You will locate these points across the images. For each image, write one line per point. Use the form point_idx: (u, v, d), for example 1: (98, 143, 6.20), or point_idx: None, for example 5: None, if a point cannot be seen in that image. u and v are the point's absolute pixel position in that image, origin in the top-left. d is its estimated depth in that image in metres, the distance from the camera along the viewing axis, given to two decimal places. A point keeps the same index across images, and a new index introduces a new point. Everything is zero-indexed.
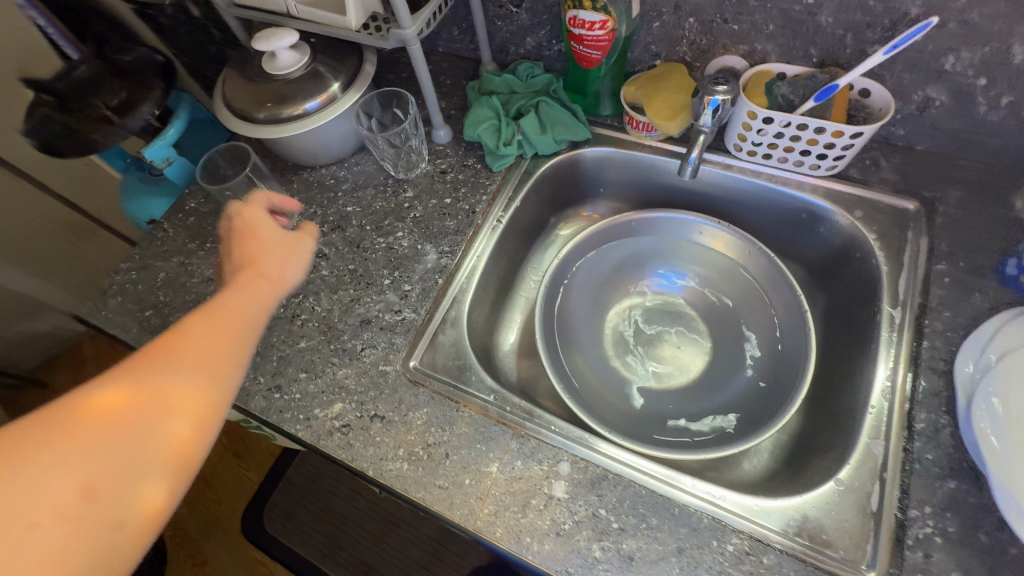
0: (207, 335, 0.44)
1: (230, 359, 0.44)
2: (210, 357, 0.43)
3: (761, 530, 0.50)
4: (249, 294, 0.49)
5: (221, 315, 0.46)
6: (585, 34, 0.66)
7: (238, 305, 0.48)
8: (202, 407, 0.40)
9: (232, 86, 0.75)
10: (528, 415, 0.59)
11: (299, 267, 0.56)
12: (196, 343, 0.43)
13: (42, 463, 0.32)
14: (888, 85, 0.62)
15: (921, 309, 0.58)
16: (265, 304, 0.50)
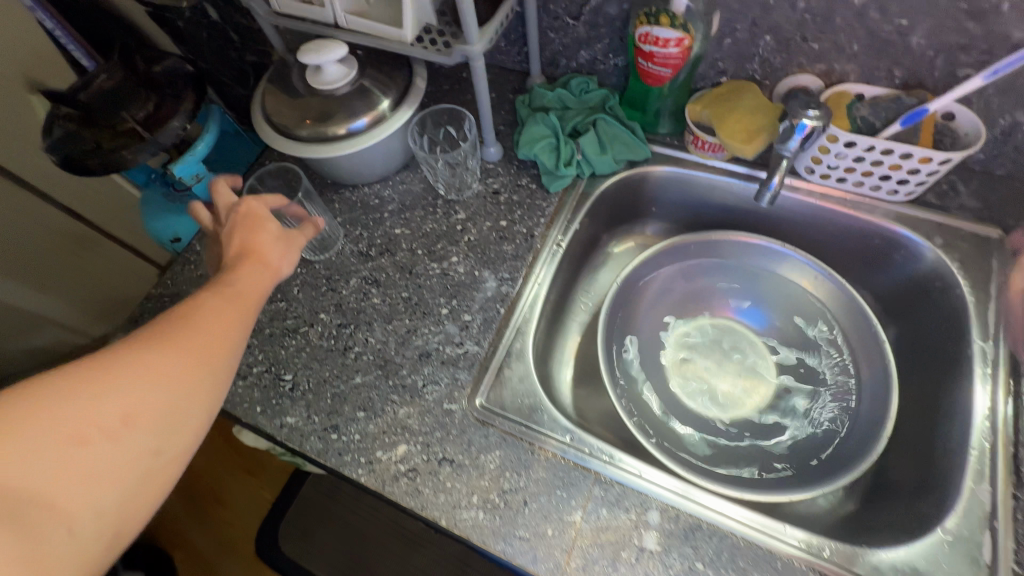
0: (219, 301, 0.46)
1: (239, 325, 0.46)
2: (225, 320, 0.45)
3: (788, 549, 0.50)
4: (255, 269, 0.51)
5: (232, 286, 0.48)
6: (657, 51, 0.62)
7: (244, 279, 0.49)
8: (210, 372, 0.42)
9: (273, 101, 0.70)
10: (603, 451, 0.56)
11: (295, 251, 0.56)
12: (208, 306, 0.45)
13: (71, 398, 0.35)
14: (974, 109, 0.59)
15: (1015, 344, 0.57)
16: (269, 281, 0.51)
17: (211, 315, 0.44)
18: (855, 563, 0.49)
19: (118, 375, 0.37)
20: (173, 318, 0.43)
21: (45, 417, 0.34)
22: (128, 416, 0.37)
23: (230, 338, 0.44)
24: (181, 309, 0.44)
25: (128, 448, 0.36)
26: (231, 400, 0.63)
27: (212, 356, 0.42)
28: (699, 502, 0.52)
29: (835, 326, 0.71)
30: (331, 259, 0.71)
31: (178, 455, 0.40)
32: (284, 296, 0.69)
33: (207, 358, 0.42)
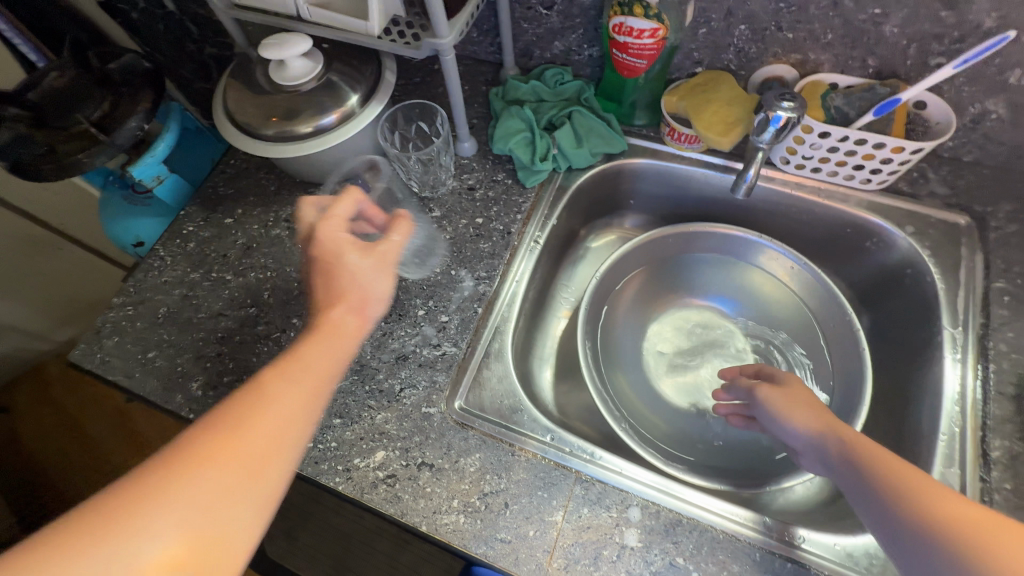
0: (284, 385, 0.42)
1: (304, 414, 0.42)
2: (289, 409, 0.41)
3: (734, 527, 0.51)
4: (325, 336, 0.46)
5: (299, 362, 0.44)
6: (631, 42, 0.61)
7: (314, 352, 0.45)
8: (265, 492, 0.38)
9: (237, 98, 0.67)
10: (584, 450, 0.56)
11: (381, 303, 0.51)
12: (272, 391, 0.41)
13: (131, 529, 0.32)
14: (946, 97, 0.59)
15: (983, 329, 0.57)
16: (345, 350, 0.47)
17: (275, 403, 0.40)
18: (784, 532, 0.50)
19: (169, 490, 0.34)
20: (236, 408, 0.39)
21: (103, 542, 0.31)
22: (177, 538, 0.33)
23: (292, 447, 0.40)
24: (245, 395, 0.40)
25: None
26: (203, 411, 0.61)
27: (269, 458, 0.39)
28: (677, 496, 0.53)
29: (811, 320, 0.71)
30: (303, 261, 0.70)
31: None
32: (254, 302, 0.67)
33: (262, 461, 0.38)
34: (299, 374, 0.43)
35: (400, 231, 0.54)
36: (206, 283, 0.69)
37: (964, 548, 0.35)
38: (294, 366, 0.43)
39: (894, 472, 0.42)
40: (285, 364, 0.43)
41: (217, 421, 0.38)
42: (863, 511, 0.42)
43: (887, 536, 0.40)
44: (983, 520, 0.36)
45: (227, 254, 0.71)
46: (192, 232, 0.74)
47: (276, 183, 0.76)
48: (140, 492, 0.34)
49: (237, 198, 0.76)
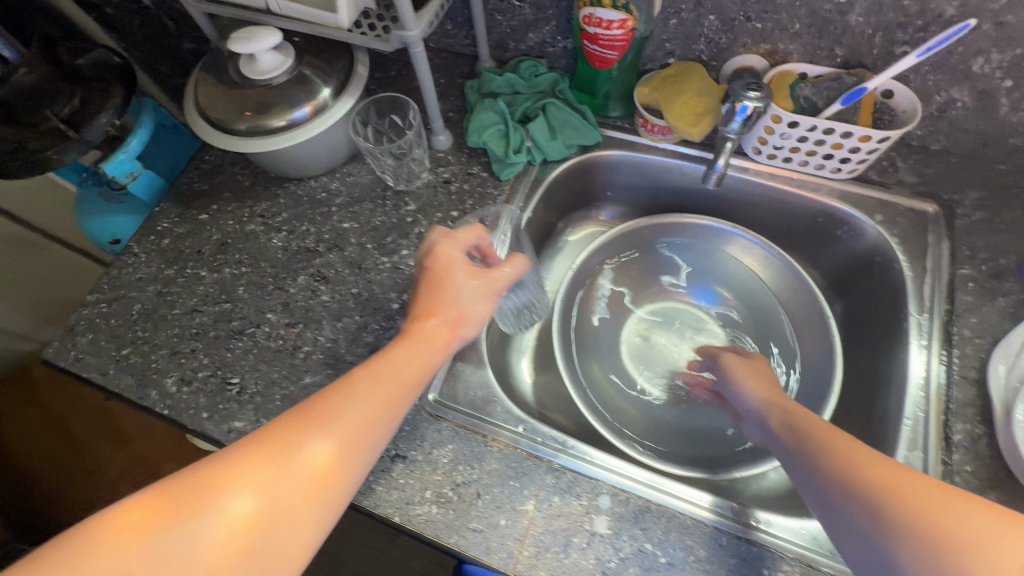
0: (369, 385, 0.45)
1: (385, 413, 0.45)
2: (371, 406, 0.44)
3: (701, 513, 0.52)
4: (417, 343, 0.50)
5: (386, 364, 0.48)
6: (601, 34, 0.61)
7: (404, 357, 0.49)
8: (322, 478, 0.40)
9: (208, 94, 0.67)
10: (564, 443, 0.56)
11: (477, 317, 0.54)
12: (357, 387, 0.45)
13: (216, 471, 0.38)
14: (912, 86, 0.60)
15: (948, 315, 0.58)
16: (432, 357, 0.51)
17: (358, 399, 0.44)
18: (744, 514, 0.51)
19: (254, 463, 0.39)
20: (322, 399, 0.44)
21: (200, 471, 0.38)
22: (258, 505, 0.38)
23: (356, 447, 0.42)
24: (333, 388, 0.45)
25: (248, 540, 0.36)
26: (178, 407, 0.61)
27: (347, 449, 0.42)
28: (646, 483, 0.53)
29: (784, 309, 0.72)
30: (278, 256, 0.69)
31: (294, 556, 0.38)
32: (229, 298, 0.67)
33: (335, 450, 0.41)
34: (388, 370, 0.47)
35: (514, 266, 0.56)
36: (181, 280, 0.69)
37: (874, 501, 0.40)
38: (381, 367, 0.47)
39: (819, 435, 0.47)
40: (375, 365, 0.47)
41: (304, 408, 0.43)
42: (794, 472, 0.47)
43: (812, 492, 0.45)
44: (892, 471, 0.41)
45: (202, 250, 0.71)
46: (167, 229, 0.74)
47: (251, 178, 0.76)
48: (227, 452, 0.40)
49: (212, 193, 0.75)
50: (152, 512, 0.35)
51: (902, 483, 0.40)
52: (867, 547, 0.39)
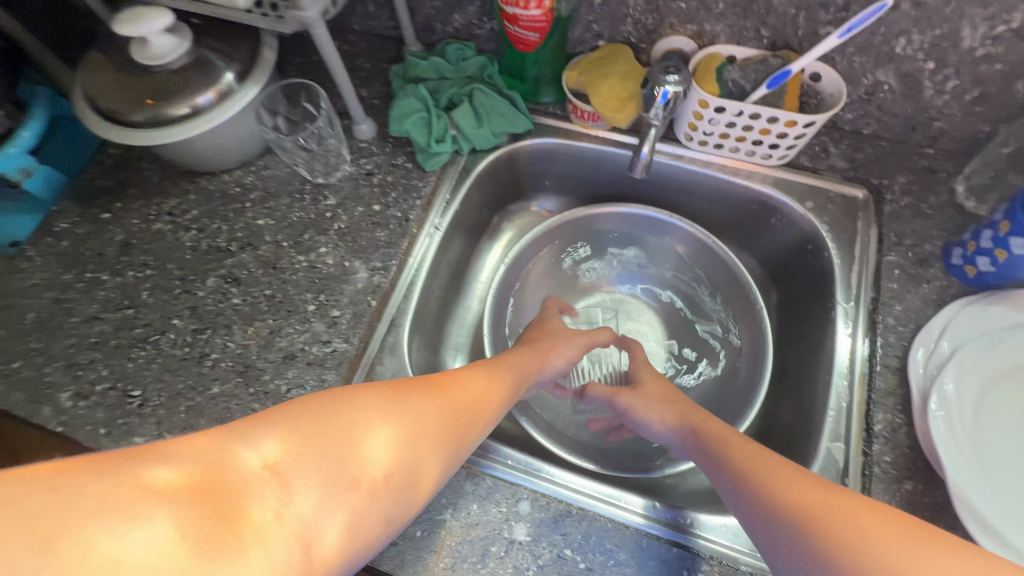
0: (486, 378, 0.52)
1: (491, 403, 0.50)
2: (484, 392, 0.50)
3: (624, 516, 0.50)
4: (524, 353, 0.59)
5: (502, 364, 0.56)
6: (520, 14, 0.57)
7: (508, 364, 0.56)
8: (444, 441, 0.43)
9: (97, 81, 0.61)
10: (534, 466, 0.53)
11: (568, 355, 0.64)
12: (478, 376, 0.51)
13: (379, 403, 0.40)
14: (839, 69, 0.59)
15: (873, 303, 0.57)
16: (533, 369, 0.59)
17: (478, 386, 0.50)
18: (669, 515, 0.50)
19: (395, 399, 0.41)
20: (450, 374, 0.49)
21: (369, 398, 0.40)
22: (394, 443, 0.39)
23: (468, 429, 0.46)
24: (458, 371, 0.50)
25: (372, 470, 0.36)
26: (74, 424, 0.56)
27: (458, 419, 0.45)
28: (568, 486, 0.52)
29: (720, 299, 0.71)
30: (186, 257, 0.65)
31: (392, 510, 0.38)
32: (132, 303, 0.62)
33: (456, 419, 0.45)
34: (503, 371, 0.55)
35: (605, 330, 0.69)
36: (80, 285, 0.64)
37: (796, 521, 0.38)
38: (496, 367, 0.55)
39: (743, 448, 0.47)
40: (491, 365, 0.55)
41: (437, 376, 0.48)
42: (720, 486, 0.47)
43: (739, 506, 0.44)
44: (814, 484, 0.40)
45: (104, 252, 0.66)
46: (66, 229, 0.68)
47: (159, 174, 0.71)
48: (394, 391, 0.43)
49: (117, 191, 0.70)
50: (308, 410, 0.37)
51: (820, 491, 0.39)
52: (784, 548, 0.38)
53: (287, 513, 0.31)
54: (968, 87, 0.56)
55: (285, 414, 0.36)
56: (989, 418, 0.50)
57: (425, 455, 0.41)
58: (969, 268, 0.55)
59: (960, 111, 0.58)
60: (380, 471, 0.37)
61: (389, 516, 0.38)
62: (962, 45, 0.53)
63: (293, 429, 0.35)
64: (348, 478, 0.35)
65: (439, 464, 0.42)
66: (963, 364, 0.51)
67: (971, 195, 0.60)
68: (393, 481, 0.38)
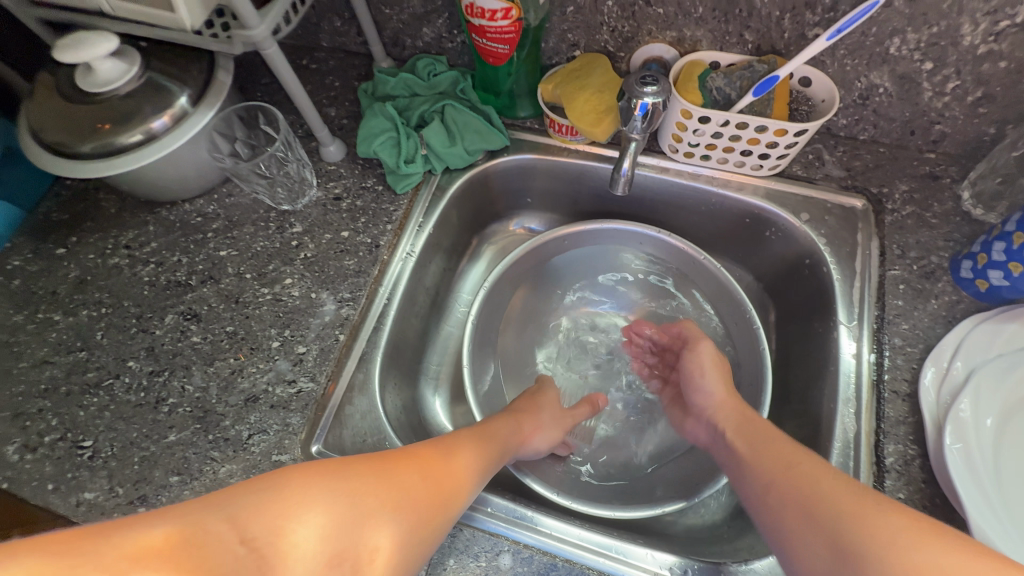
0: (474, 441, 0.49)
1: (470, 473, 0.45)
2: (467, 463, 0.46)
3: (617, 567, 0.46)
4: (510, 423, 0.54)
5: (488, 430, 0.52)
6: (487, 26, 0.54)
7: (500, 426, 0.53)
8: (416, 520, 0.39)
9: (40, 108, 0.57)
10: (521, 514, 0.48)
11: (553, 436, 0.57)
12: (465, 440, 0.48)
13: (342, 482, 0.37)
14: (829, 73, 0.55)
15: (879, 322, 0.53)
16: (513, 436, 0.53)
17: (455, 454, 0.46)
18: (669, 564, 0.46)
19: (376, 471, 0.40)
20: (435, 438, 0.47)
21: (331, 475, 0.38)
22: (374, 516, 0.37)
23: (444, 508, 0.42)
24: (446, 435, 0.48)
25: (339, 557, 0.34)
26: (19, 480, 0.52)
27: (431, 497, 0.41)
28: (553, 536, 0.47)
29: (715, 317, 0.67)
30: (143, 293, 0.61)
31: None
32: (85, 345, 0.59)
33: (437, 494, 0.41)
34: (483, 436, 0.50)
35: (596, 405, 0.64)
36: (30, 326, 0.60)
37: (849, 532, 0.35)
38: (487, 430, 0.52)
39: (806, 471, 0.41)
40: (481, 428, 0.52)
41: (422, 442, 0.46)
42: (759, 521, 0.42)
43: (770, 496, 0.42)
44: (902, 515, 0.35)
45: (57, 290, 0.62)
46: (17, 267, 0.64)
47: (117, 205, 0.67)
48: (363, 465, 0.40)
49: (73, 224, 0.66)
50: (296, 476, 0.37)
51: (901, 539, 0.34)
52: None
53: None
54: (970, 88, 0.52)
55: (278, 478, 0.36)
56: (1011, 450, 0.45)
57: (402, 532, 0.38)
58: (980, 281, 0.50)
59: (962, 112, 0.54)
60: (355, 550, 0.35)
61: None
62: (961, 43, 0.49)
63: (282, 497, 0.35)
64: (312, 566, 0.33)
65: (415, 548, 0.39)
66: (980, 391, 0.46)
67: (979, 202, 0.56)
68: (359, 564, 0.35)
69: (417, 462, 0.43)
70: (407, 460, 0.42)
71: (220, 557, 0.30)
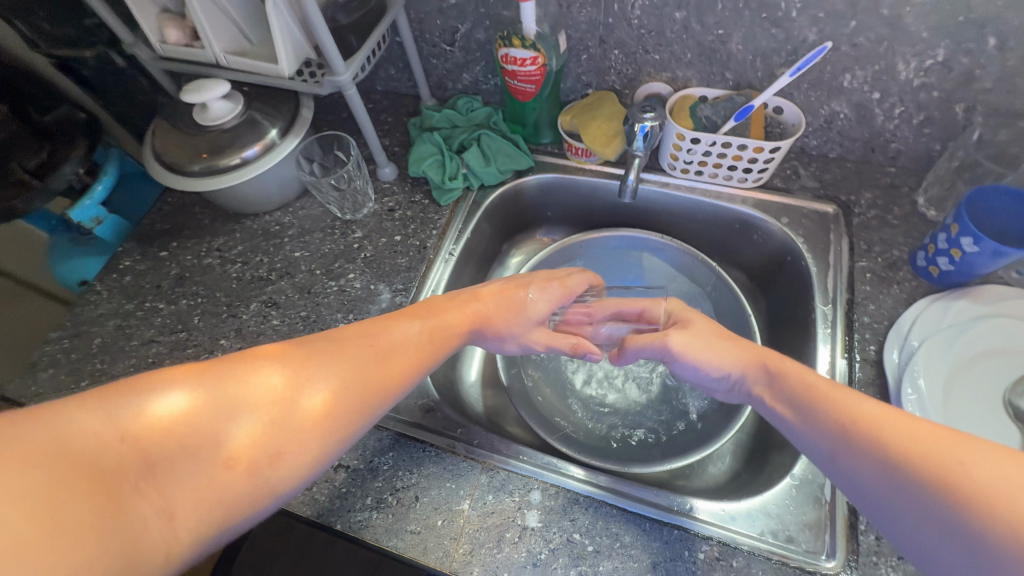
0: (421, 335, 0.51)
1: (405, 369, 0.48)
2: (402, 359, 0.48)
3: (628, 502, 0.54)
4: (458, 318, 0.56)
5: (442, 329, 0.54)
6: (518, 70, 0.68)
7: (454, 322, 0.55)
8: (339, 417, 0.42)
9: (163, 139, 0.72)
10: (550, 462, 0.58)
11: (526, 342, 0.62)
12: (413, 337, 0.51)
13: (254, 380, 0.39)
14: (798, 102, 0.67)
15: (849, 304, 0.62)
16: (467, 332, 0.56)
17: (389, 349, 0.48)
18: (665, 498, 0.55)
19: (306, 360, 0.42)
20: (377, 326, 0.49)
21: (247, 373, 0.39)
22: (295, 409, 0.40)
23: (372, 406, 0.45)
24: (394, 322, 0.51)
25: (252, 448, 0.37)
26: None
27: (357, 394, 0.43)
28: (576, 478, 0.56)
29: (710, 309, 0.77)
30: (232, 286, 0.74)
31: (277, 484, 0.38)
32: (184, 327, 0.71)
33: (366, 391, 0.44)
34: (433, 331, 0.53)
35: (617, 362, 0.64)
36: (140, 313, 0.73)
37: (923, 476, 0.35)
38: (439, 326, 0.54)
39: (838, 401, 0.43)
40: (436, 320, 0.53)
41: (359, 331, 0.48)
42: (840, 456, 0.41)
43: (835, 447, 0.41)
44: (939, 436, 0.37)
45: (161, 284, 0.75)
46: (129, 267, 0.78)
47: (210, 217, 0.81)
48: (282, 361, 0.41)
49: (173, 233, 0.80)
50: (219, 371, 0.38)
51: (955, 450, 0.35)
52: (926, 531, 0.35)
53: (121, 490, 0.31)
54: (913, 112, 0.64)
55: (193, 367, 0.38)
56: (960, 402, 0.53)
57: (316, 431, 0.40)
58: (932, 268, 0.60)
59: (911, 132, 0.66)
60: (264, 448, 0.37)
61: (275, 491, 0.38)
62: (899, 77, 0.61)
63: (193, 388, 0.36)
64: (222, 456, 0.35)
65: (338, 439, 0.42)
66: (932, 353, 0.55)
67: (931, 205, 0.67)
68: (276, 457, 0.38)
69: (346, 354, 0.45)
70: (335, 353, 0.44)
71: (116, 456, 0.31)
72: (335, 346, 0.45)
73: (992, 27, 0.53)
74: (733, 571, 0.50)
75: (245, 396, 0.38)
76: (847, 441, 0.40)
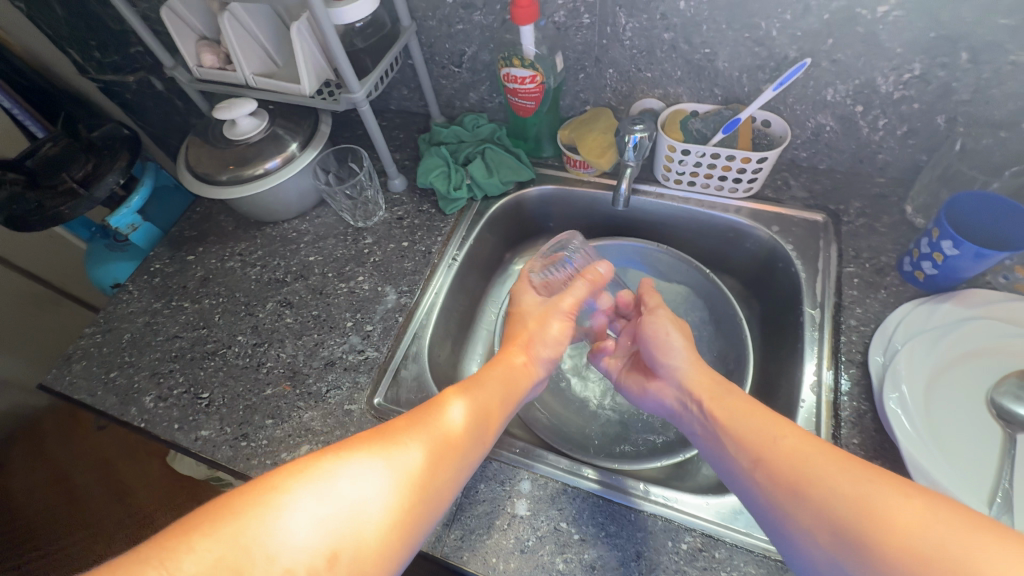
0: (455, 427, 0.49)
1: (454, 451, 0.48)
2: (446, 438, 0.48)
3: (616, 495, 0.56)
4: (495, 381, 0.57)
5: (483, 399, 0.54)
6: (518, 88, 0.73)
7: (495, 387, 0.56)
8: (397, 516, 0.41)
9: (196, 152, 0.79)
10: (541, 455, 0.60)
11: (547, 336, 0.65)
12: (458, 414, 0.51)
13: (298, 491, 0.39)
14: (784, 116, 0.71)
15: (837, 308, 0.64)
16: (508, 394, 0.57)
17: (435, 431, 0.48)
18: (650, 493, 0.56)
19: (348, 460, 0.42)
20: (422, 411, 0.50)
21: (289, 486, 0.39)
22: (348, 514, 0.39)
23: (428, 499, 0.44)
24: (428, 410, 0.50)
25: (308, 562, 0.36)
26: (153, 421, 0.68)
27: (406, 490, 0.43)
28: (566, 472, 0.58)
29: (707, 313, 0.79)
30: (251, 287, 0.79)
31: None
32: (206, 324, 0.76)
33: (416, 484, 0.43)
34: (475, 399, 0.53)
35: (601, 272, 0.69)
36: (166, 311, 0.79)
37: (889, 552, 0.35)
38: (480, 397, 0.54)
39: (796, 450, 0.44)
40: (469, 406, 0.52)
41: (402, 420, 0.48)
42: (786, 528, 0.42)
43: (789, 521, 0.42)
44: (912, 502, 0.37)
45: (187, 285, 0.81)
46: (158, 269, 0.84)
47: (233, 225, 0.87)
48: (327, 467, 0.41)
49: (200, 238, 0.87)
50: (257, 491, 0.38)
51: (933, 529, 0.35)
52: None
53: None
54: (897, 124, 0.66)
55: (242, 494, 0.38)
56: (944, 401, 0.54)
57: (375, 535, 0.39)
58: (918, 272, 0.62)
59: (896, 145, 0.68)
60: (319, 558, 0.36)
61: None
62: (880, 91, 0.63)
63: (245, 518, 0.36)
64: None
65: (400, 541, 0.41)
66: (915, 353, 0.56)
67: (918, 213, 0.69)
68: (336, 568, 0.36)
69: (390, 445, 0.45)
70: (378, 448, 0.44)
71: None
72: (380, 438, 0.45)
73: (964, 41, 0.56)
74: (716, 562, 0.51)
75: (291, 506, 0.37)
76: (806, 500, 0.41)
